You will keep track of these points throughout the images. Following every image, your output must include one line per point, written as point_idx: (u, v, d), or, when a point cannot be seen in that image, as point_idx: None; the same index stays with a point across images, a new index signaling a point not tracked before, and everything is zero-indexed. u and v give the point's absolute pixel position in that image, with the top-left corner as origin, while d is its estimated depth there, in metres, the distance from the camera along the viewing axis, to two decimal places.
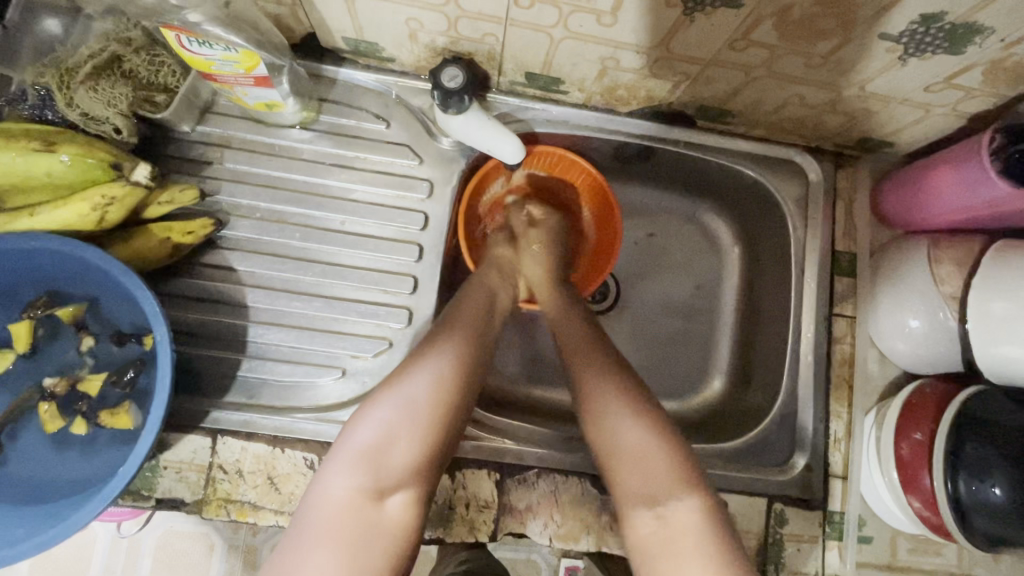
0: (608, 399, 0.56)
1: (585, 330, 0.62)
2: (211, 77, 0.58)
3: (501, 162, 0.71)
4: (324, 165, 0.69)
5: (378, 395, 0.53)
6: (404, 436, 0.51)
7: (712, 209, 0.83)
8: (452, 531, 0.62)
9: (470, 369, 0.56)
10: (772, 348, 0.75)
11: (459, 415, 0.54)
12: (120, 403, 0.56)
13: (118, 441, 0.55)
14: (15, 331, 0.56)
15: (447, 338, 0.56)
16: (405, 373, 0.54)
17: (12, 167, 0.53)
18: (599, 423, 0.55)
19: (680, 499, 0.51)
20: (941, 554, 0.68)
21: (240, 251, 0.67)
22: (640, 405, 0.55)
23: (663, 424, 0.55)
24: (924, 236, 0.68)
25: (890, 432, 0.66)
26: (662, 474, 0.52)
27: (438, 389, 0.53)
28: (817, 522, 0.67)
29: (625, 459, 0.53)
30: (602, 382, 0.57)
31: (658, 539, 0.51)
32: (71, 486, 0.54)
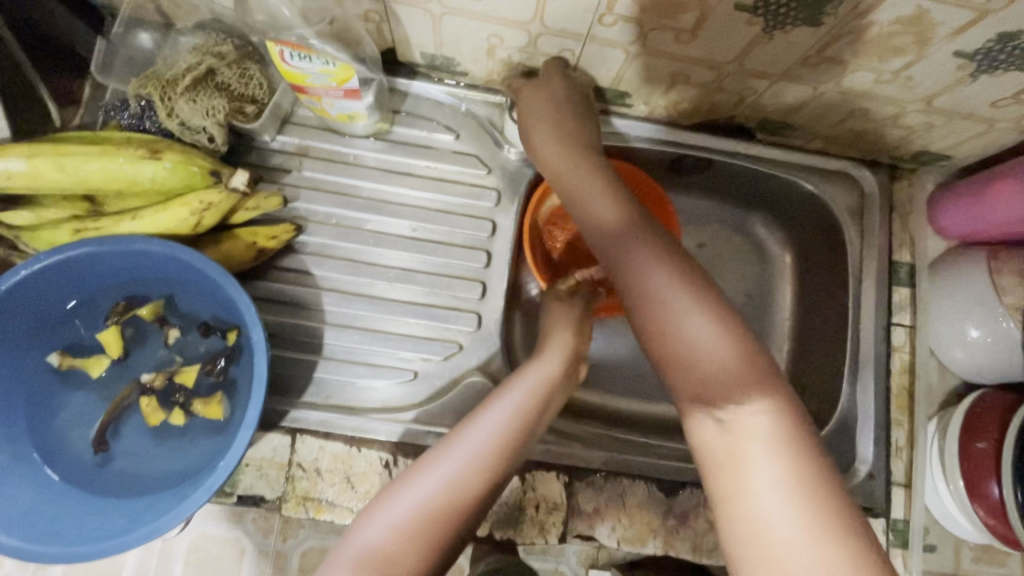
0: (672, 304, 0.47)
1: (653, 254, 0.50)
2: (303, 90, 0.61)
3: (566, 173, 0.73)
4: (397, 174, 0.72)
5: (396, 489, 0.49)
6: (416, 543, 0.46)
7: (765, 220, 0.85)
8: (522, 532, 0.63)
9: (496, 467, 0.50)
10: (829, 356, 0.76)
11: (481, 507, 0.49)
12: (213, 393, 0.59)
13: (213, 429, 0.58)
14: (106, 337, 0.59)
15: (485, 420, 0.52)
16: (433, 462, 0.49)
17: (119, 174, 0.56)
18: (667, 330, 0.47)
19: (753, 402, 0.44)
20: (1006, 564, 0.68)
21: (316, 256, 0.69)
22: (707, 292, 0.48)
23: (743, 324, 0.47)
24: (983, 248, 0.70)
25: (954, 441, 0.67)
26: (737, 364, 0.45)
27: (454, 493, 0.48)
28: (881, 528, 0.67)
29: (694, 353, 0.46)
30: (671, 291, 0.48)
31: (754, 536, 0.39)
32: (171, 479, 0.57)
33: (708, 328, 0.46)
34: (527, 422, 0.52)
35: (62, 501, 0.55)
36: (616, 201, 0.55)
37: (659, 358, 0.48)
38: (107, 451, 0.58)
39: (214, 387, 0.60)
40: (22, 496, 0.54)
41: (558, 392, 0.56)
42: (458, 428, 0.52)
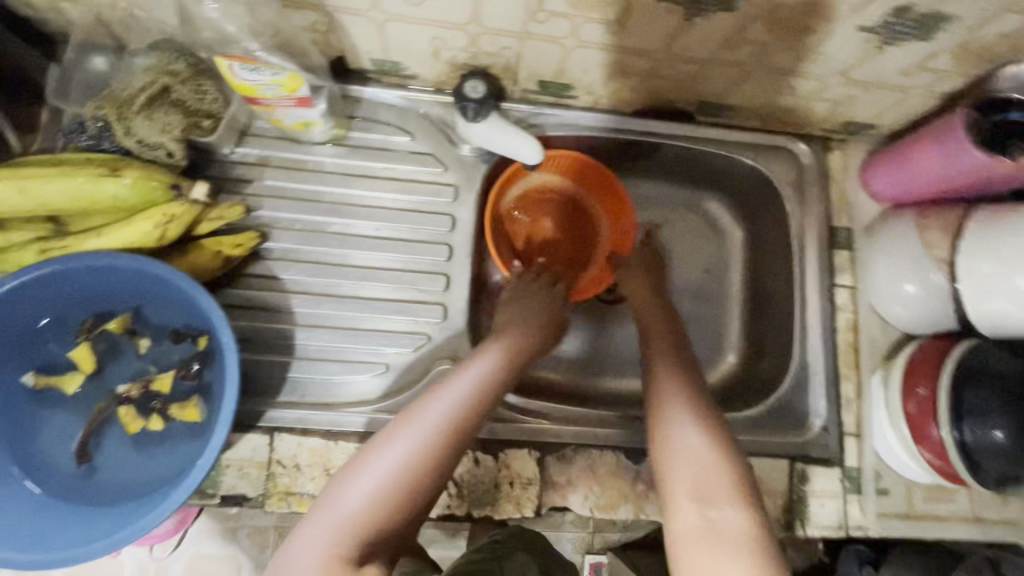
0: (677, 420, 0.57)
1: (677, 369, 0.63)
2: (256, 101, 0.63)
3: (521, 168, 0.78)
4: (357, 177, 0.74)
5: (364, 459, 0.52)
6: (387, 499, 0.49)
7: (715, 199, 0.89)
8: (499, 508, 0.66)
9: (445, 451, 0.53)
10: (781, 321, 0.81)
11: (447, 467, 0.53)
12: (189, 398, 0.61)
13: (192, 432, 0.61)
14: (77, 355, 0.60)
15: (444, 391, 0.57)
16: (394, 433, 0.53)
17: (80, 193, 0.58)
18: (669, 436, 0.57)
19: (731, 507, 0.50)
20: (954, 500, 0.73)
21: (283, 261, 0.71)
22: (706, 416, 0.57)
23: (739, 451, 0.55)
24: (912, 208, 0.75)
25: (897, 390, 0.72)
26: (724, 476, 0.52)
27: (419, 457, 0.52)
28: (836, 476, 0.72)
29: (687, 458, 0.54)
30: (678, 398, 0.59)
31: (704, 533, 0.49)
32: (154, 483, 0.59)
33: (693, 435, 0.56)
34: (473, 408, 0.56)
35: (50, 513, 0.56)
36: (661, 320, 0.70)
37: (657, 410, 0.59)
38: (90, 462, 0.60)
39: (190, 391, 0.62)
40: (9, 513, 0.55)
41: (503, 386, 0.60)
42: (417, 401, 0.57)
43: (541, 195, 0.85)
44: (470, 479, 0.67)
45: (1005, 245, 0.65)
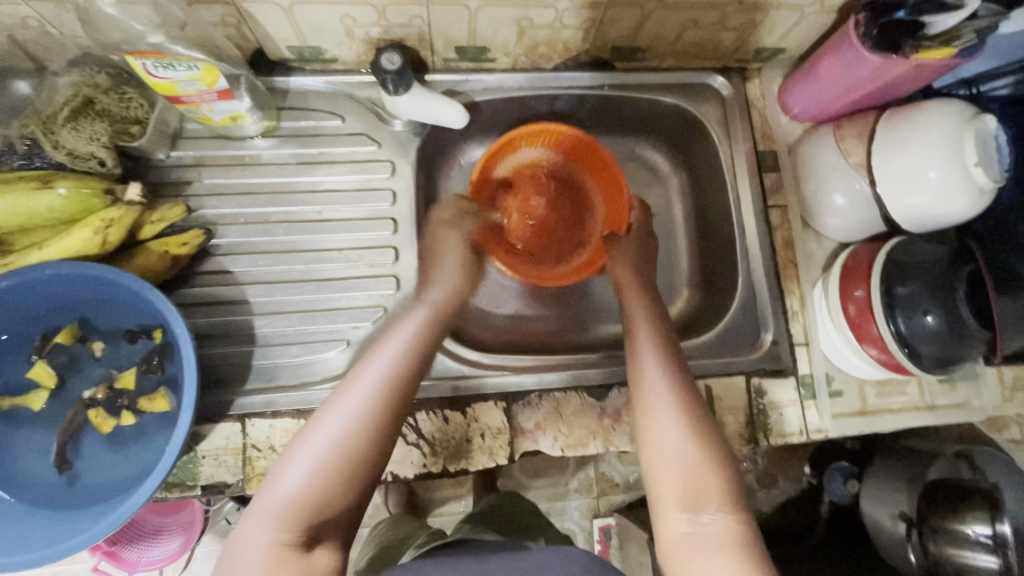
0: (660, 414, 0.57)
1: (661, 348, 0.61)
2: (179, 100, 0.65)
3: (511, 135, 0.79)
4: (294, 165, 0.76)
5: (303, 437, 0.54)
6: (325, 480, 0.51)
7: (650, 143, 0.92)
8: (474, 460, 0.69)
9: (396, 397, 0.56)
10: (724, 249, 0.84)
11: (387, 436, 0.55)
12: (157, 389, 0.63)
13: (164, 422, 0.62)
14: (37, 373, 0.61)
15: (374, 361, 0.57)
16: (326, 408, 0.55)
17: (15, 208, 0.59)
18: (659, 429, 0.56)
19: (718, 512, 0.52)
20: (905, 392, 0.77)
21: (233, 255, 0.73)
22: (692, 413, 0.57)
23: (719, 442, 0.56)
24: (829, 123, 0.78)
25: (836, 296, 0.75)
26: (706, 470, 0.53)
27: (354, 432, 0.53)
28: (792, 385, 0.75)
29: (669, 457, 0.55)
30: (659, 390, 0.58)
31: (689, 539, 0.51)
32: (134, 478, 0.61)
33: (679, 434, 0.55)
34: (410, 364, 0.58)
35: (38, 523, 0.58)
36: (642, 303, 0.67)
37: (643, 403, 0.59)
38: (71, 470, 0.61)
39: (158, 385, 0.64)
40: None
41: (429, 347, 0.61)
42: (345, 378, 0.57)
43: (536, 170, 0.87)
44: (441, 437, 0.69)
45: (913, 141, 0.69)
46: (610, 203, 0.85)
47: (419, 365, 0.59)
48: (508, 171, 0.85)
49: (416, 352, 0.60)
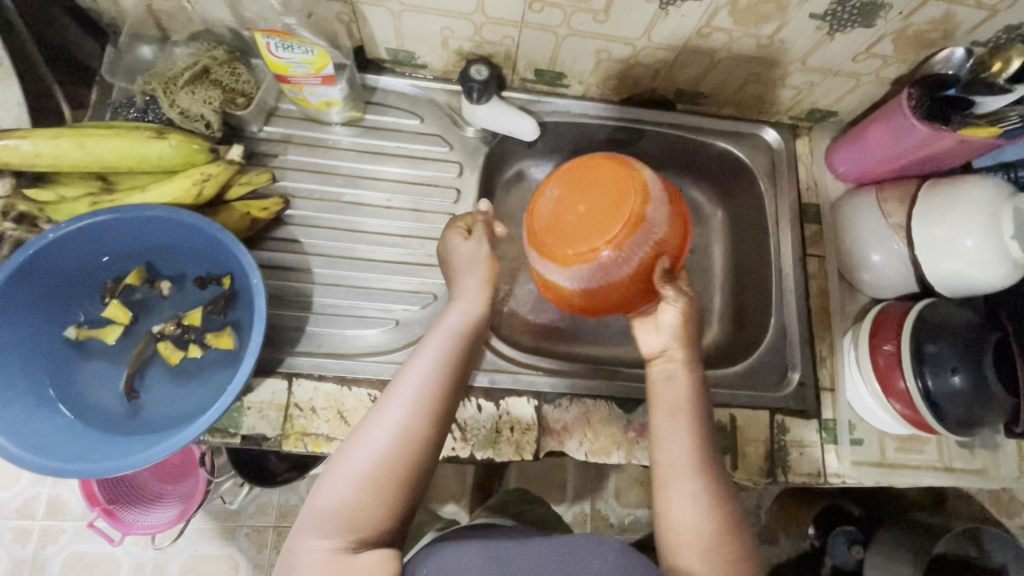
0: (688, 492, 0.57)
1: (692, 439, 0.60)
2: (287, 80, 0.72)
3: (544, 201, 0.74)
4: (370, 155, 0.82)
5: (346, 453, 0.56)
6: (369, 493, 0.54)
7: (698, 184, 0.97)
8: (500, 451, 0.71)
9: (434, 410, 0.57)
10: (759, 290, 0.88)
11: (428, 448, 0.57)
12: (223, 328, 0.67)
13: (225, 359, 0.66)
14: (112, 310, 0.66)
15: (411, 375, 0.59)
16: (370, 421, 0.57)
17: (127, 152, 0.64)
18: (675, 510, 0.57)
19: None
20: (924, 450, 0.78)
21: (304, 226, 0.78)
22: (716, 497, 0.58)
23: (737, 522, 0.57)
24: (872, 185, 0.83)
25: (864, 348, 0.78)
26: (718, 544, 0.56)
27: (396, 446, 0.55)
28: (814, 428, 0.77)
29: (690, 534, 0.56)
30: (684, 466, 0.59)
31: None
32: (195, 409, 0.64)
33: (703, 517, 0.56)
34: (449, 379, 0.59)
35: (104, 440, 0.61)
36: (683, 378, 0.64)
37: (667, 476, 0.59)
38: (136, 400, 0.65)
39: (222, 326, 0.68)
40: (65, 441, 0.60)
41: (466, 355, 0.62)
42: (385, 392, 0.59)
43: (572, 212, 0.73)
44: (472, 423, 0.72)
45: (952, 211, 0.73)
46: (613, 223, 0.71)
47: (451, 381, 0.59)
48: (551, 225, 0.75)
49: (455, 364, 0.60)
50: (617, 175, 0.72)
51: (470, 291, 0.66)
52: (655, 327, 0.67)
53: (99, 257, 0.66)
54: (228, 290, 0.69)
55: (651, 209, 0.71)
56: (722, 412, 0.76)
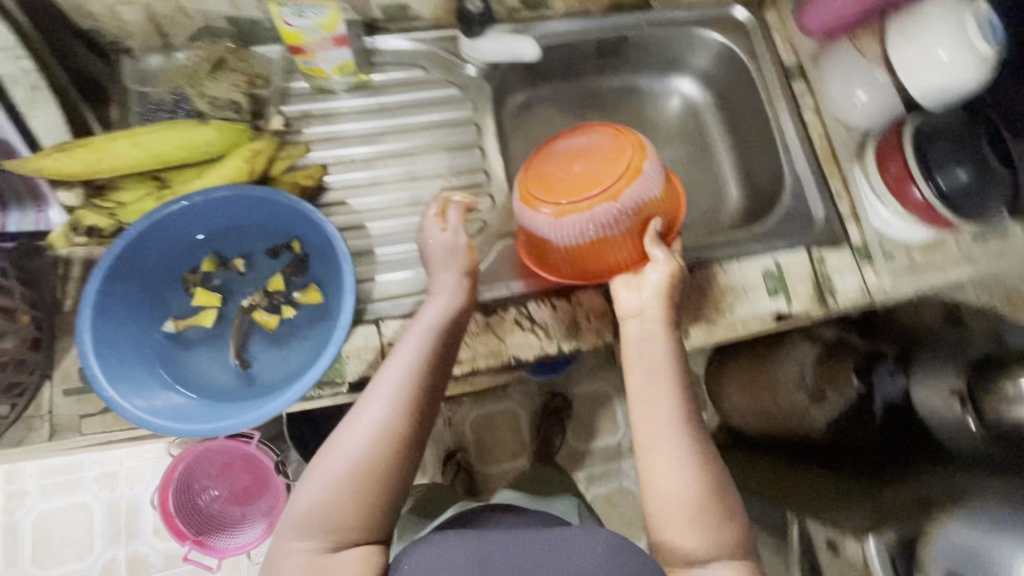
0: (672, 456, 0.64)
1: (672, 401, 0.66)
2: (301, 49, 0.76)
3: (547, 162, 0.73)
4: (387, 111, 0.86)
5: (325, 456, 0.61)
6: (345, 492, 0.59)
7: (682, 78, 1.05)
8: (583, 338, 0.77)
9: (408, 409, 0.63)
10: (765, 152, 0.95)
11: (405, 446, 0.62)
12: (307, 286, 0.71)
13: (319, 312, 0.70)
14: (201, 296, 0.69)
15: (385, 381, 0.64)
16: (349, 427, 0.62)
17: (180, 144, 0.69)
18: (655, 472, 0.64)
19: (712, 547, 0.61)
20: (950, 250, 0.85)
21: (346, 189, 0.82)
22: (696, 456, 0.64)
23: (720, 480, 0.63)
24: (844, 30, 0.90)
25: (875, 174, 0.86)
26: (703, 505, 0.62)
27: (371, 445, 0.61)
28: (848, 253, 0.84)
29: (680, 499, 0.62)
30: (665, 428, 0.65)
31: (688, 560, 0.61)
32: (305, 361, 0.68)
33: (687, 475, 0.63)
34: (421, 380, 0.65)
35: (233, 405, 0.65)
36: (656, 348, 0.69)
37: (643, 440, 0.66)
38: (248, 369, 0.69)
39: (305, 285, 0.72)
40: (199, 412, 0.63)
41: (439, 359, 0.67)
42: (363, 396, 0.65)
43: (573, 166, 0.72)
44: (552, 320, 0.77)
45: (923, 27, 0.80)
46: (612, 171, 0.70)
47: (425, 380, 0.65)
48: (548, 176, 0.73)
49: (429, 367, 0.66)
50: (614, 136, 0.73)
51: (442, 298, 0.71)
52: (639, 287, 0.72)
53: (194, 236, 0.71)
54: (300, 252, 0.72)
55: (649, 166, 0.72)
56: (767, 259, 0.83)
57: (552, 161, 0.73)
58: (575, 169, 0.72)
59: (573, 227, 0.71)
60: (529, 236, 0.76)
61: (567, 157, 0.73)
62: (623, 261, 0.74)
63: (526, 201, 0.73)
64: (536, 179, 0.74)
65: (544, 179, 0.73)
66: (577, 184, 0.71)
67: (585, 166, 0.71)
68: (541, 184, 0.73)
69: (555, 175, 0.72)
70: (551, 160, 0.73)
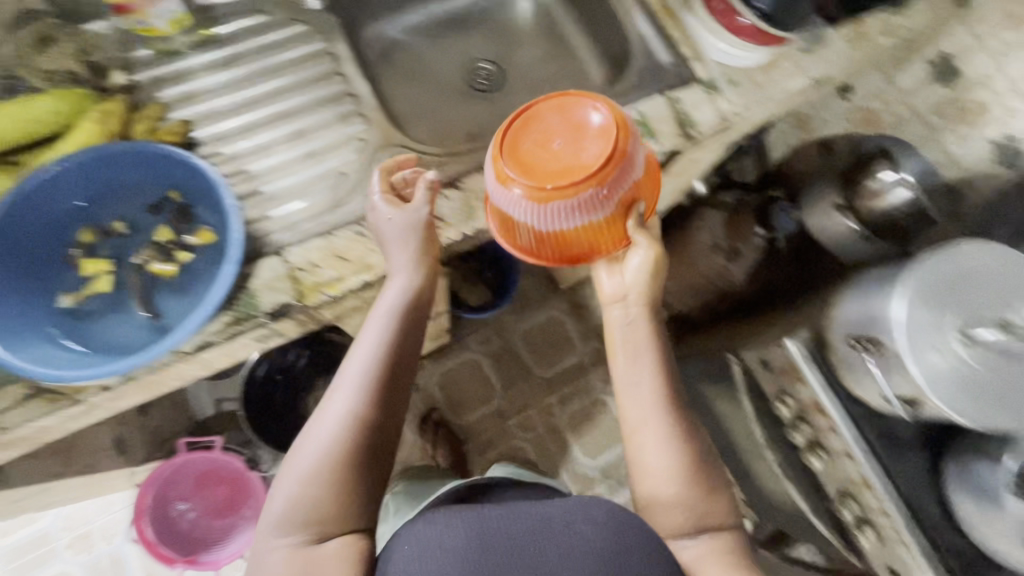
0: (656, 433, 0.78)
1: (657, 374, 0.80)
2: (127, 6, 0.80)
3: (524, 138, 0.70)
4: (240, 62, 0.88)
5: (299, 452, 0.72)
6: (318, 484, 0.69)
7: None
8: (479, 218, 0.81)
9: (367, 400, 0.73)
10: (611, 26, 1.04)
11: (369, 434, 0.72)
12: (193, 229, 0.76)
13: (209, 248, 0.75)
14: (88, 262, 0.74)
15: (346, 383, 0.74)
16: (317, 425, 0.72)
17: (29, 116, 0.74)
18: (642, 448, 0.79)
19: (695, 525, 0.76)
20: (785, 65, 0.93)
21: (217, 141, 0.83)
22: (673, 433, 0.78)
23: (704, 471, 0.78)
24: None
25: (705, 15, 0.93)
26: (693, 499, 0.76)
27: (336, 440, 0.71)
28: (698, 89, 0.92)
29: (658, 474, 0.77)
30: (649, 399, 0.79)
31: (662, 510, 0.77)
32: (203, 291, 0.74)
33: (666, 456, 0.77)
34: (376, 376, 0.74)
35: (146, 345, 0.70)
36: (659, 342, 0.81)
37: (634, 417, 0.80)
38: (154, 316, 0.74)
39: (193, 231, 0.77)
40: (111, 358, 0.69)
41: (395, 358, 0.76)
42: (327, 397, 0.75)
43: (550, 143, 0.70)
44: (447, 209, 0.81)
45: None
46: (605, 164, 0.68)
47: (383, 377, 0.74)
48: (527, 154, 0.69)
49: (385, 363, 0.75)
50: (583, 100, 0.70)
51: (391, 295, 0.76)
52: (621, 271, 0.79)
53: (72, 206, 0.75)
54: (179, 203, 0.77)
55: (633, 146, 0.70)
56: (629, 110, 0.90)
57: (532, 140, 0.70)
58: (554, 148, 0.69)
59: (559, 213, 0.70)
60: (500, 212, 0.75)
61: (545, 137, 0.70)
62: (607, 247, 0.76)
63: (503, 181, 0.70)
64: (513, 154, 0.70)
65: (524, 159, 0.69)
66: (587, 222, 0.71)
67: (572, 153, 0.68)
68: (524, 167, 0.69)
69: (537, 151, 0.69)
70: (527, 138, 0.70)
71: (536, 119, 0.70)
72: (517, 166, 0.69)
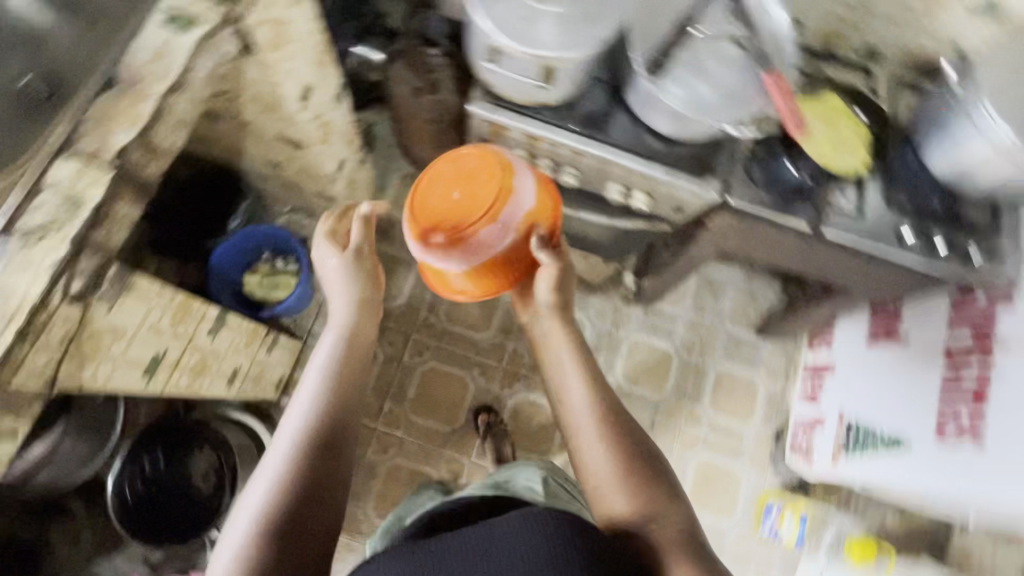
0: (587, 423, 0.98)
1: (582, 373, 1.04)
2: None
3: (446, 198, 1.06)
4: None
5: (244, 505, 0.84)
6: (257, 529, 0.80)
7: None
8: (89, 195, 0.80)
9: (299, 450, 0.87)
10: None
11: (305, 477, 0.85)
12: None
13: None
14: None
15: (284, 438, 0.89)
16: (258, 475, 0.86)
17: None
18: (581, 435, 0.98)
19: (624, 493, 0.90)
20: None
21: None
22: (604, 424, 0.97)
23: (637, 446, 0.96)
24: None
25: None
26: (620, 467, 0.93)
27: (273, 489, 0.83)
28: None
29: (596, 463, 0.94)
30: (581, 406, 1.00)
31: (620, 507, 0.89)
32: None
33: (597, 438, 0.96)
34: (310, 432, 0.89)
35: None
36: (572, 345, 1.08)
37: (570, 416, 1.00)
38: None
39: None
40: None
41: (336, 418, 0.92)
42: (266, 455, 0.89)
43: (455, 199, 1.05)
44: (53, 211, 0.79)
45: None
46: (485, 190, 1.04)
47: (322, 432, 0.89)
48: (431, 206, 1.06)
49: (325, 420, 0.91)
50: (479, 157, 1.06)
51: (319, 363, 0.99)
52: (535, 288, 1.11)
53: None
54: None
55: (517, 181, 1.06)
56: (158, 16, 0.89)
57: (448, 201, 1.06)
58: (455, 198, 1.06)
59: (469, 249, 1.05)
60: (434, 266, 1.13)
61: (455, 199, 1.05)
62: (518, 266, 1.12)
63: (416, 227, 1.06)
64: (418, 207, 1.07)
65: (422, 203, 1.07)
66: (471, 212, 1.04)
67: (476, 199, 1.04)
68: (427, 211, 1.06)
69: (433, 200, 1.07)
70: (429, 195, 1.07)
71: (438, 185, 1.07)
72: (427, 212, 1.06)
